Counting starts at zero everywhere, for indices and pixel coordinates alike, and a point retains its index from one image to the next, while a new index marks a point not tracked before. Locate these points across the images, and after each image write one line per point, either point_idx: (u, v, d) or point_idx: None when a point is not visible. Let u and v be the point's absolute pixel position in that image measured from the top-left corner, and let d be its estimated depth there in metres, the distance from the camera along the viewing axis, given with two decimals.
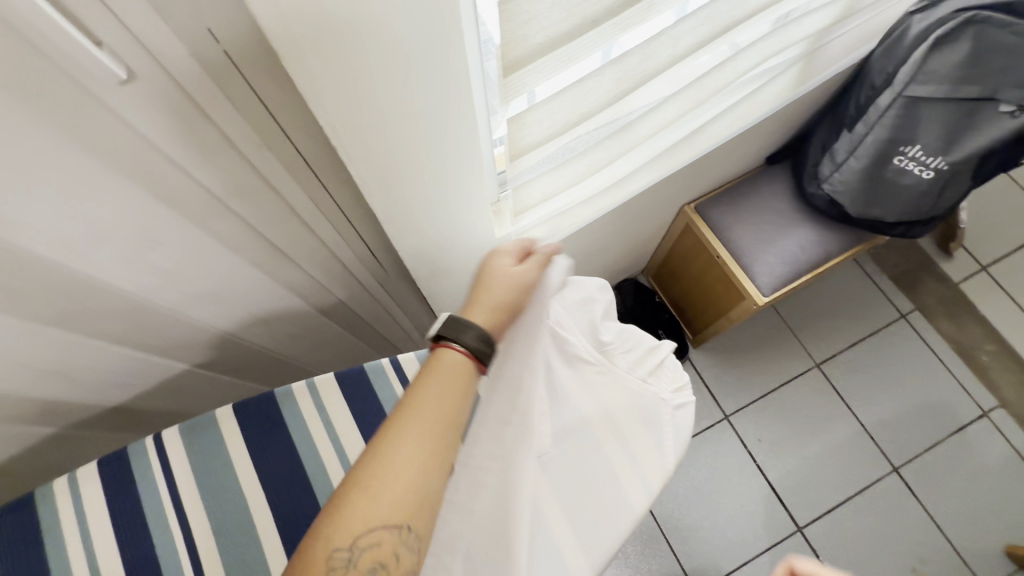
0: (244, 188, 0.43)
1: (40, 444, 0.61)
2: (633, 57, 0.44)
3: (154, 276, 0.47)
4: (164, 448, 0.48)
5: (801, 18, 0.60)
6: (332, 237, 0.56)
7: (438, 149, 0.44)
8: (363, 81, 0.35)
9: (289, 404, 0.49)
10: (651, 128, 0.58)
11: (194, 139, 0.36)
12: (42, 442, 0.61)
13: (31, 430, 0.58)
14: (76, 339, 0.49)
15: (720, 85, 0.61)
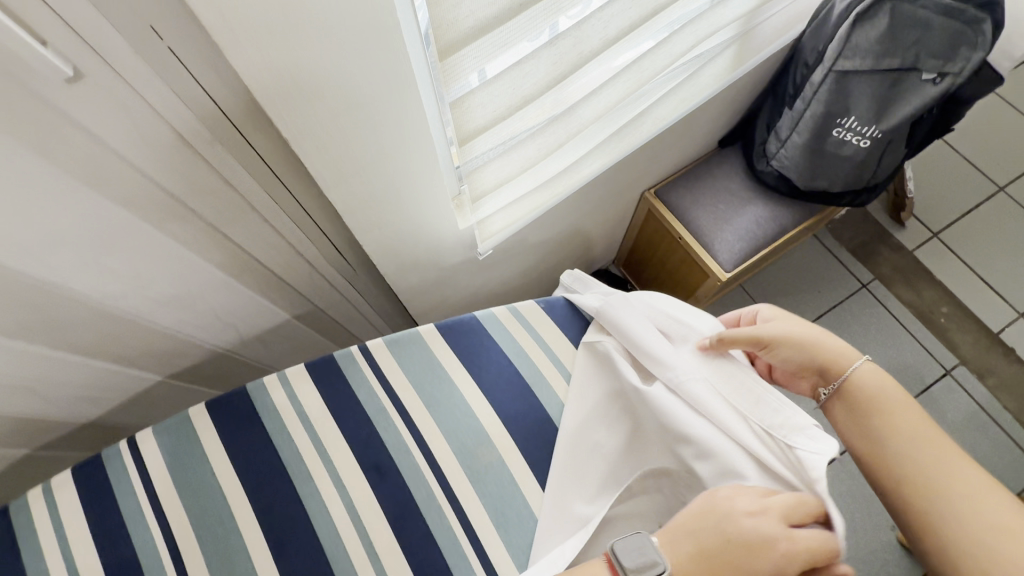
0: (200, 183, 0.44)
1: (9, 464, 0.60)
2: (565, 39, 0.47)
3: (116, 278, 0.47)
4: (136, 449, 0.48)
5: (727, 2, 0.64)
6: (293, 232, 0.57)
7: (388, 135, 0.46)
8: (305, 70, 0.37)
9: (260, 396, 0.49)
10: (594, 110, 0.61)
11: (143, 134, 0.37)
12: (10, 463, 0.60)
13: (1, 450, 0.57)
14: (40, 350, 0.49)
15: (658, 68, 0.64)
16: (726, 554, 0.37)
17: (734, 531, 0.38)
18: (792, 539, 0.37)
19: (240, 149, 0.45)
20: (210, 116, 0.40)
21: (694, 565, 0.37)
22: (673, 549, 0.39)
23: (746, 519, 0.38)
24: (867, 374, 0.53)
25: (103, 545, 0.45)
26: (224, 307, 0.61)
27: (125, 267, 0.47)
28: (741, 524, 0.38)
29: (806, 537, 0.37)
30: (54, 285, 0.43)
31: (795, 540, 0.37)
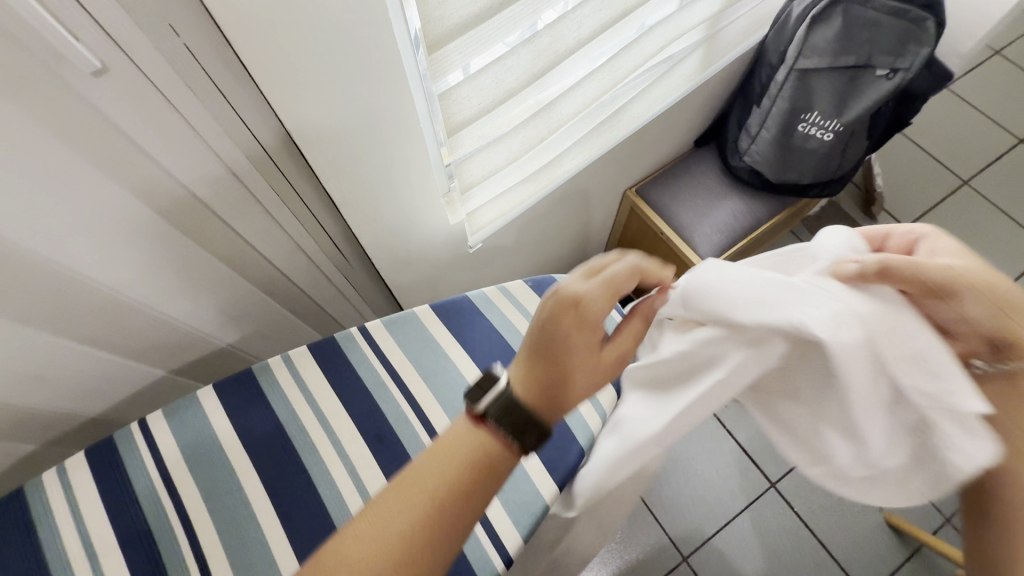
0: (209, 174, 0.48)
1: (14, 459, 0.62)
2: (543, 38, 0.52)
3: (128, 267, 0.50)
4: (148, 429, 0.50)
5: (692, 6, 0.69)
6: (294, 225, 0.60)
7: (383, 126, 0.50)
8: (308, 66, 0.41)
9: (266, 376, 0.52)
10: (573, 106, 0.65)
11: (160, 126, 0.41)
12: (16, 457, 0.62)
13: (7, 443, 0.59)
14: (53, 339, 0.51)
15: (631, 67, 0.69)
16: (550, 339, 0.42)
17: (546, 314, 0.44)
18: (598, 289, 0.43)
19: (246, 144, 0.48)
20: (221, 113, 0.44)
21: (536, 361, 0.43)
22: (517, 364, 0.44)
23: (551, 303, 0.43)
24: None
25: (117, 520, 0.46)
26: (227, 300, 0.64)
27: (135, 256, 0.50)
28: (547, 310, 0.43)
29: (609, 281, 0.44)
30: (70, 272, 0.46)
31: (600, 285, 0.43)
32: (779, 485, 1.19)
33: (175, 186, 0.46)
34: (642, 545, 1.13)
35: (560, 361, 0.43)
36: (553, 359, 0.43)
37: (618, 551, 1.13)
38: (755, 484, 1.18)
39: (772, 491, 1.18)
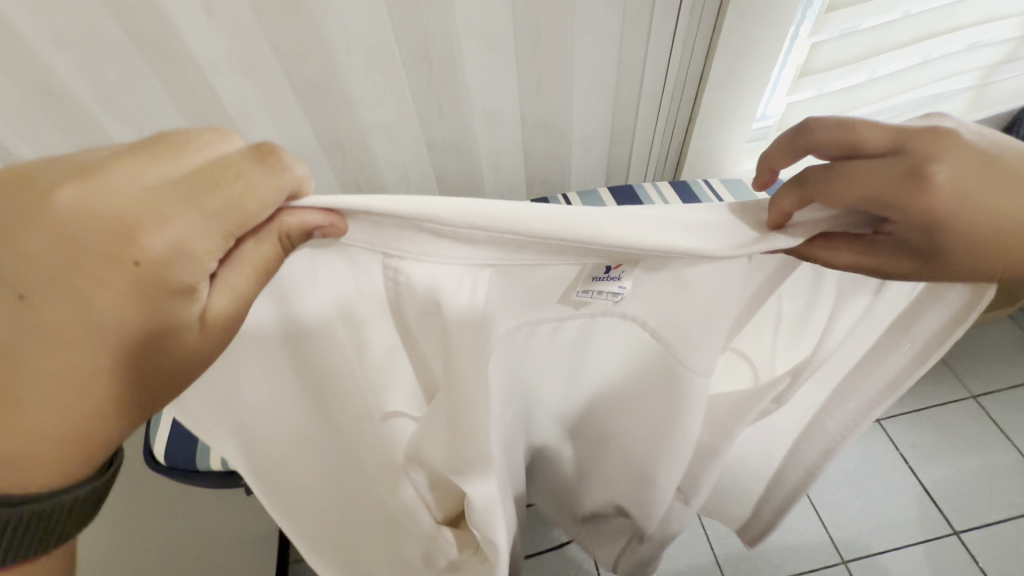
0: (652, 66, 0.82)
1: None
2: (877, 31, 0.80)
3: (580, 110, 0.86)
4: (570, 199, 0.84)
5: (979, 52, 0.91)
6: (656, 123, 0.92)
7: (759, 62, 0.80)
8: (755, 12, 0.73)
9: (644, 193, 0.84)
10: (872, 96, 0.92)
11: (661, 26, 0.76)
12: None
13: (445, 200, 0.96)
14: (520, 138, 0.88)
15: (915, 83, 0.93)
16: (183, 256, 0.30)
17: (84, 229, 0.29)
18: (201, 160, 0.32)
19: (675, 55, 0.81)
20: (685, 31, 0.77)
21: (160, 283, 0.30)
22: (44, 305, 0.30)
23: (174, 225, 0.29)
24: (889, 191, 0.36)
25: None
26: (588, 164, 0.97)
27: (592, 105, 0.86)
28: (189, 225, 0.29)
29: (132, 194, 0.29)
30: (565, 99, 0.83)
31: (143, 186, 0.30)
32: (963, 535, 1.14)
33: (634, 66, 0.81)
34: (804, 536, 1.15)
35: (178, 306, 0.32)
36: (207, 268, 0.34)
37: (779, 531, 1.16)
38: (936, 524, 1.15)
39: (955, 538, 1.13)
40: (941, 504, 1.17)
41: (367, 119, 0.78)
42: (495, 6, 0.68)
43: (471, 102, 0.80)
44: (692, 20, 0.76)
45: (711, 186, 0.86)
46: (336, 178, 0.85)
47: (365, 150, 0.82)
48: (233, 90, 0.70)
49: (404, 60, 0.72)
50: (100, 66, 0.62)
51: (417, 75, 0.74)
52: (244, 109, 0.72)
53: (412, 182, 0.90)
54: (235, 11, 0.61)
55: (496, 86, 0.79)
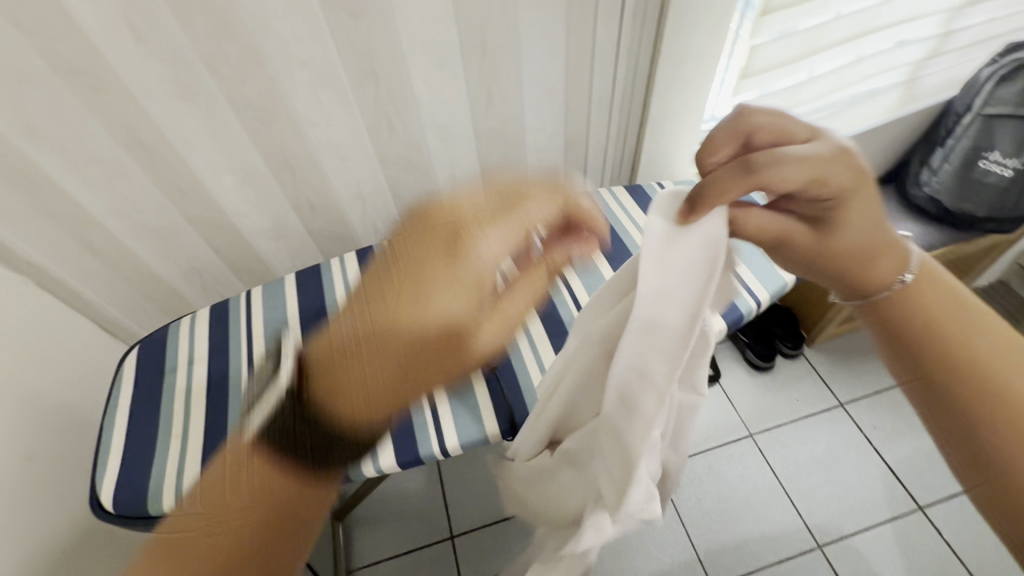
0: (600, 74, 0.83)
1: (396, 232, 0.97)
2: (811, 32, 0.83)
3: (533, 120, 0.86)
4: None
5: (906, 48, 0.96)
6: (609, 130, 0.93)
7: (701, 67, 0.82)
8: (693, 20, 0.75)
9: (600, 198, 0.85)
10: (811, 94, 0.95)
11: (605, 36, 0.77)
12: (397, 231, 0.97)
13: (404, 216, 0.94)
14: (475, 151, 0.88)
15: (851, 78, 0.96)
16: None
17: None
18: None
19: (622, 64, 0.82)
20: (629, 39, 0.79)
21: None
22: None
23: None
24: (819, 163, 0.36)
25: None
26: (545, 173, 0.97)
27: (543, 113, 0.86)
28: None
29: None
30: (516, 111, 0.84)
31: None
32: (927, 510, 1.18)
33: (582, 76, 0.82)
34: (779, 525, 1.18)
35: None
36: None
37: (755, 522, 1.18)
38: (902, 502, 1.19)
39: (919, 514, 1.17)
40: (905, 482, 1.22)
41: (315, 138, 0.76)
42: (437, 20, 0.68)
43: (422, 118, 0.79)
44: (634, 29, 0.78)
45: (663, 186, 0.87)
46: (287, 199, 0.83)
47: (316, 171, 0.80)
48: (169, 117, 0.67)
49: (349, 77, 0.71)
50: (22, 100, 0.59)
51: (364, 91, 0.73)
52: (184, 133, 0.69)
53: (368, 199, 0.88)
54: (165, 33, 0.59)
55: (446, 100, 0.78)
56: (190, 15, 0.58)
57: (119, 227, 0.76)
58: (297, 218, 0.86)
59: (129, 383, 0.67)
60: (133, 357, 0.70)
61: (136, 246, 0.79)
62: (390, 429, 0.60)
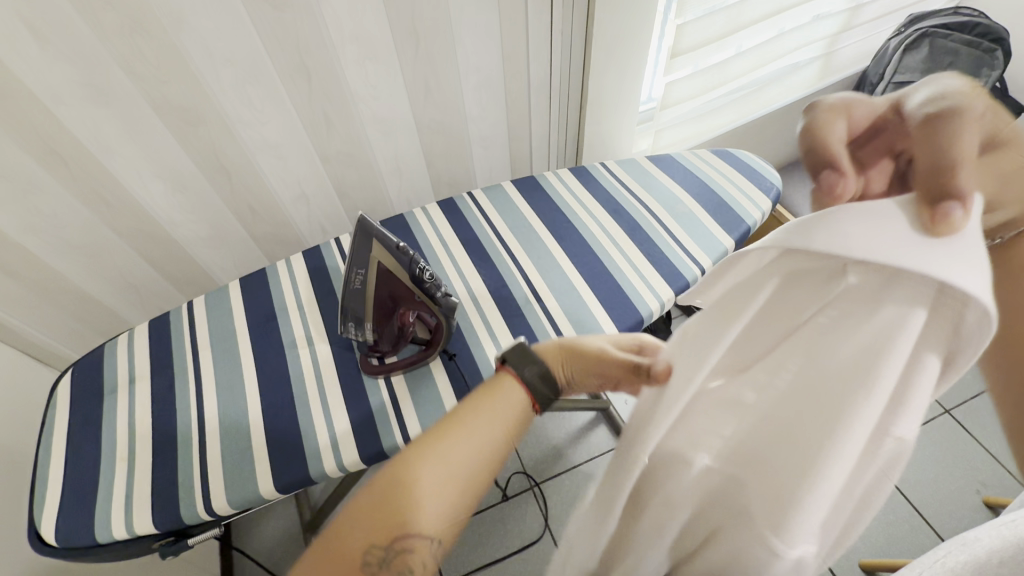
0: (537, 59, 0.84)
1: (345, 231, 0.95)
2: (735, 9, 0.86)
3: (474, 108, 0.86)
4: (474, 195, 0.84)
5: (822, 22, 1.01)
6: (550, 114, 0.95)
7: (634, 46, 0.84)
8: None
9: (545, 180, 0.86)
10: (739, 70, 0.99)
11: (538, 20, 0.78)
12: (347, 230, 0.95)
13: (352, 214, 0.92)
14: (418, 143, 0.87)
15: (776, 54, 1.01)
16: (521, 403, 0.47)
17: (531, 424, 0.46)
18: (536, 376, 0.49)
19: (558, 48, 0.84)
20: (561, 23, 0.80)
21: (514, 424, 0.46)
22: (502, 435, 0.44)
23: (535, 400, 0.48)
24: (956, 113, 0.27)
25: (461, 230, 0.79)
26: (492, 159, 0.97)
27: (484, 100, 0.86)
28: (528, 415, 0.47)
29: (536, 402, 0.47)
30: (457, 99, 0.83)
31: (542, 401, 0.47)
32: None
33: (519, 61, 0.83)
34: None
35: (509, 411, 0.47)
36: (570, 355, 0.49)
37: None
38: None
39: None
40: None
41: (248, 137, 0.73)
42: (366, 8, 0.66)
43: (360, 111, 0.77)
44: (566, 13, 0.79)
45: (606, 166, 0.89)
46: (225, 204, 0.80)
47: (253, 172, 0.77)
48: (84, 122, 0.63)
49: (278, 71, 0.68)
50: None
51: (295, 85, 0.70)
52: (102, 138, 0.65)
53: (311, 199, 0.86)
54: (70, 30, 0.55)
55: (383, 92, 0.77)
56: (98, 11, 0.55)
57: (39, 246, 0.70)
58: (237, 223, 0.83)
59: (65, 409, 0.63)
60: (68, 380, 0.66)
61: (61, 265, 0.74)
62: (351, 421, 0.59)
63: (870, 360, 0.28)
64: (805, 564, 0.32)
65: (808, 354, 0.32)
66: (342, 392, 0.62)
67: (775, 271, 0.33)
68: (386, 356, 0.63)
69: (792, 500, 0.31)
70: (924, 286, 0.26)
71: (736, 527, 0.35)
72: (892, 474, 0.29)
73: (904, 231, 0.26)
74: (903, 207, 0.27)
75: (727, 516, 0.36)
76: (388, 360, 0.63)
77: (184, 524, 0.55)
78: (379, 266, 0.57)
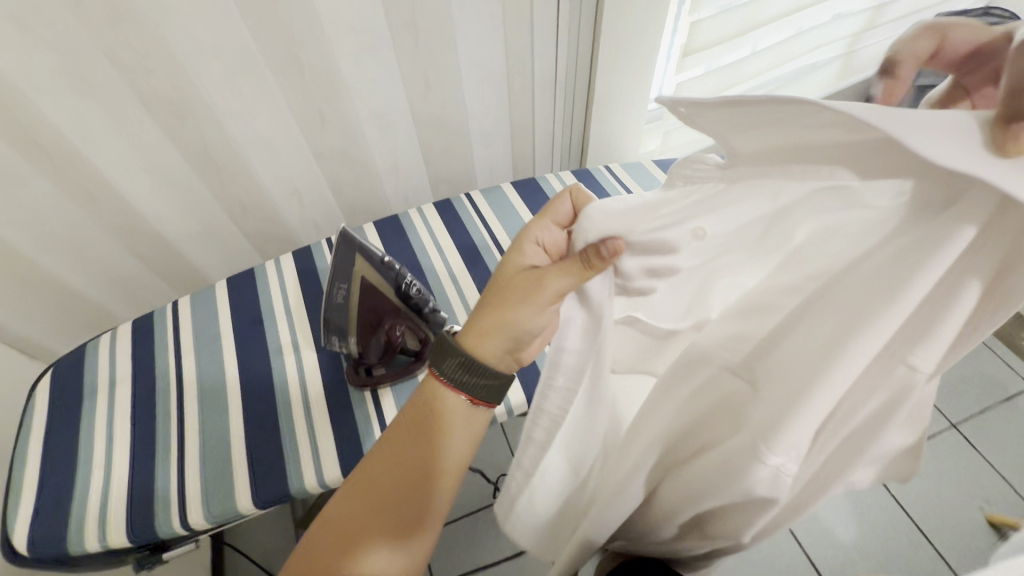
0: (543, 54, 0.80)
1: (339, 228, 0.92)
2: (753, 6, 0.81)
3: (475, 104, 0.83)
4: (472, 197, 0.80)
5: (845, 21, 0.96)
6: (556, 112, 0.91)
7: (644, 45, 0.80)
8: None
9: (547, 183, 0.83)
10: (754, 70, 0.94)
11: (545, 13, 0.74)
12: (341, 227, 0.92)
13: (346, 211, 0.89)
14: (416, 139, 0.84)
15: (793, 54, 0.96)
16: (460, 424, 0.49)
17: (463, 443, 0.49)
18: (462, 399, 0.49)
19: (565, 44, 0.80)
20: (569, 18, 0.76)
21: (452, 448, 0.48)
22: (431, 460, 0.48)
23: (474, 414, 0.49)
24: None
25: (456, 233, 0.75)
26: (492, 158, 0.94)
27: (485, 97, 0.82)
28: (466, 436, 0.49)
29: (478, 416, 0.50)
30: (458, 95, 0.80)
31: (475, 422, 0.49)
32: None
33: (524, 56, 0.79)
34: None
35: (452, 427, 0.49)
36: (506, 318, 0.47)
37: None
38: None
39: None
40: None
41: (238, 132, 0.70)
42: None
43: (356, 107, 0.74)
44: (575, 8, 0.75)
45: (612, 169, 0.86)
46: (215, 200, 0.77)
47: (244, 168, 0.74)
48: (64, 113, 0.60)
49: (270, 64, 0.65)
50: None
51: (287, 78, 0.67)
52: (83, 130, 0.62)
53: (304, 197, 0.83)
54: (46, 16, 0.52)
55: (379, 87, 0.73)
56: None
57: (19, 241, 0.68)
58: (227, 219, 0.81)
59: (41, 412, 0.61)
60: (46, 382, 0.64)
61: (45, 261, 0.72)
62: (334, 435, 0.57)
63: (904, 270, 0.25)
64: (782, 483, 0.32)
65: (828, 267, 0.28)
66: (327, 405, 0.59)
67: (838, 156, 0.26)
68: (374, 368, 0.60)
69: (791, 411, 0.29)
70: (986, 202, 0.22)
71: (733, 433, 0.35)
72: (898, 406, 0.28)
73: (976, 150, 0.20)
74: (974, 122, 0.21)
75: (721, 432, 0.36)
76: (375, 372, 0.60)
77: (157, 539, 0.53)
78: (364, 281, 0.55)
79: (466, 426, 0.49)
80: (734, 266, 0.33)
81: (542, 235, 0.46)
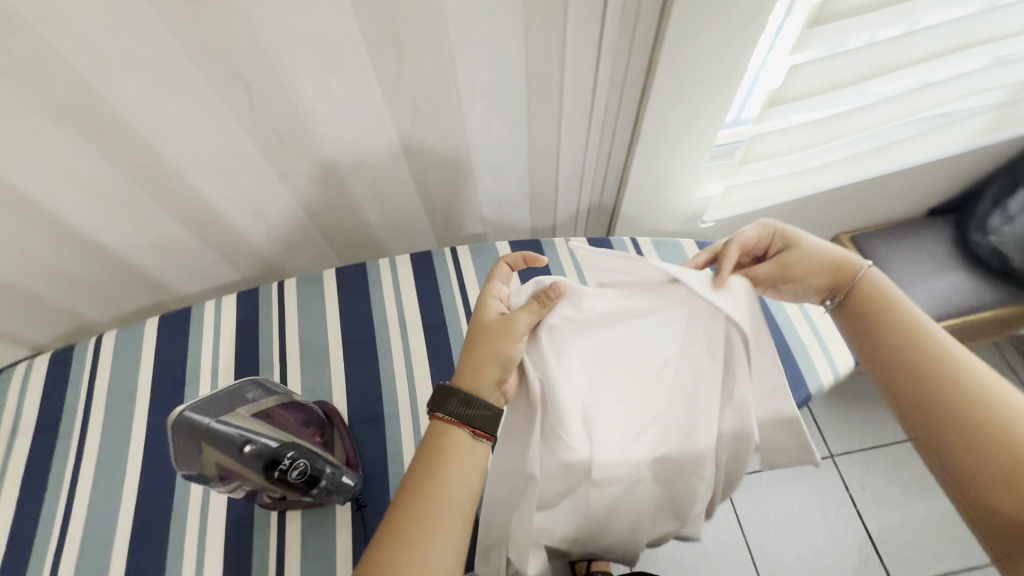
0: (575, 84, 0.60)
1: (317, 248, 0.80)
2: (882, 47, 0.57)
3: (481, 134, 0.66)
4: (458, 254, 0.65)
5: (1015, 66, 0.69)
6: (588, 149, 0.72)
7: (713, 89, 0.59)
8: (710, 27, 0.51)
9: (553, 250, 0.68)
10: (866, 123, 0.70)
11: (581, 37, 0.54)
12: (319, 247, 0.80)
13: (323, 233, 0.77)
14: (406, 168, 0.68)
15: (928, 103, 0.71)
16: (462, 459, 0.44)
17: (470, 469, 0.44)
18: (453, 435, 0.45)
19: (607, 75, 0.60)
20: (615, 44, 0.56)
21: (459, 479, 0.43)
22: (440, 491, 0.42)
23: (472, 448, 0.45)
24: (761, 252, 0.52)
25: (426, 305, 0.61)
26: (504, 191, 0.77)
27: (494, 127, 0.65)
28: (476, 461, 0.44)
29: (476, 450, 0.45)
30: (458, 124, 0.63)
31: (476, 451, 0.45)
32: None
33: (550, 86, 0.60)
34: None
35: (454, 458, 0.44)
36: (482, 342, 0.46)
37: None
38: None
39: None
40: (884, 556, 1.07)
41: (174, 152, 0.57)
42: (317, 7, 0.46)
43: (323, 131, 0.59)
44: (623, 34, 0.55)
45: (638, 243, 0.69)
46: (162, 215, 0.66)
47: (190, 189, 0.62)
48: None
49: (204, 79, 0.50)
50: None
51: (228, 97, 0.52)
52: None
53: (270, 218, 0.71)
54: None
55: (352, 111, 0.57)
56: None
57: None
58: (181, 234, 0.70)
59: None
60: None
61: None
62: (223, 559, 0.49)
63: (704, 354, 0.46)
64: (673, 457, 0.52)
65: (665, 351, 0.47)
66: (223, 516, 0.51)
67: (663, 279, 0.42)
68: None
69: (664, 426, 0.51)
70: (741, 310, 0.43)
71: (641, 439, 0.52)
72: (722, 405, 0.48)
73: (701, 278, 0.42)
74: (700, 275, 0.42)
75: (637, 444, 0.52)
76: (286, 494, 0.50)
77: None
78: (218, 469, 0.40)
79: (469, 458, 0.44)
80: (630, 340, 0.46)
81: (495, 289, 0.50)
